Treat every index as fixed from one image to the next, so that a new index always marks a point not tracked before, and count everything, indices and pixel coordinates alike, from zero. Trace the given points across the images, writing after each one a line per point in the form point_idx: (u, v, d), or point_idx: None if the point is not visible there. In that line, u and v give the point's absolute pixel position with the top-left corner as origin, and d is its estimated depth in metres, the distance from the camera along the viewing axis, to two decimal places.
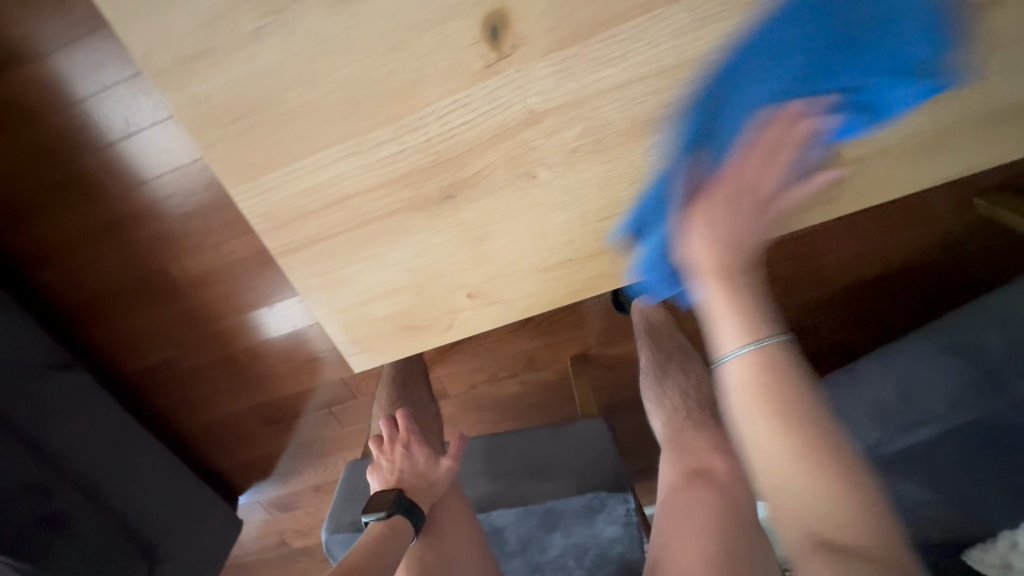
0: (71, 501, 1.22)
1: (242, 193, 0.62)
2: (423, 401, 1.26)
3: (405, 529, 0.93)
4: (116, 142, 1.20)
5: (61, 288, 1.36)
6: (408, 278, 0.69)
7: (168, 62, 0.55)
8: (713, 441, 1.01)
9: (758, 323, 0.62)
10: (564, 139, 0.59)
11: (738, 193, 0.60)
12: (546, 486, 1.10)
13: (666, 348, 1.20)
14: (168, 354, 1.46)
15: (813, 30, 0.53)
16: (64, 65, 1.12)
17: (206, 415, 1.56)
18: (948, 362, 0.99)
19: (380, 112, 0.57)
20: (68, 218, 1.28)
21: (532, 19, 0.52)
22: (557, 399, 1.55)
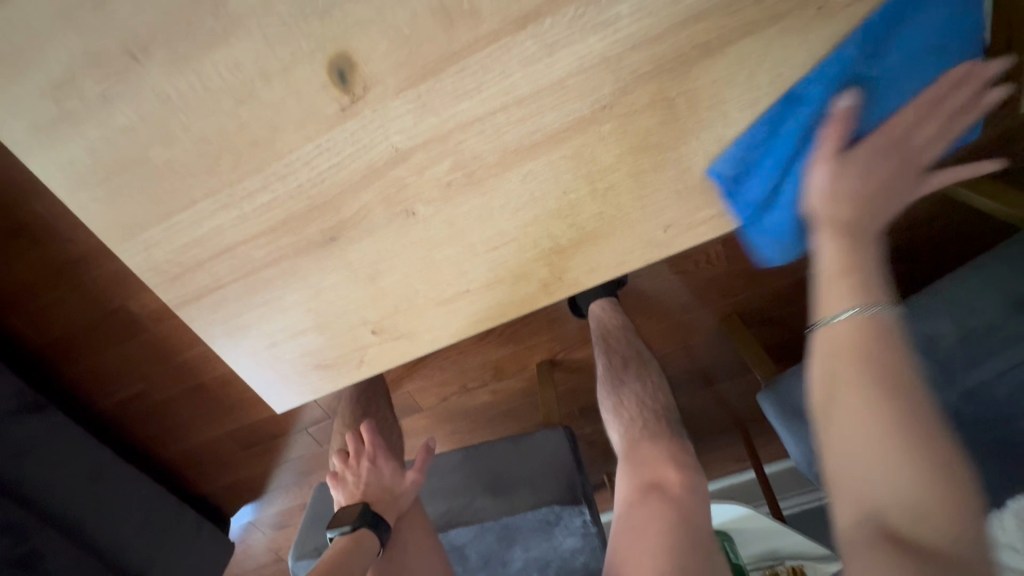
0: (50, 539, 1.22)
1: (127, 251, 0.62)
2: (387, 421, 1.24)
3: (370, 542, 0.90)
4: None
5: (30, 331, 1.39)
6: (309, 319, 0.68)
7: (23, 132, 0.54)
8: (672, 452, 0.96)
9: (874, 288, 0.56)
10: (434, 174, 0.57)
11: (883, 158, 0.57)
12: (505, 501, 1.07)
13: (623, 356, 1.16)
14: (140, 387, 1.48)
15: (669, 44, 0.51)
16: None
17: (188, 442, 1.59)
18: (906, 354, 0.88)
19: (244, 163, 0.56)
20: (23, 263, 1.30)
21: (377, 59, 0.51)
22: (529, 406, 1.54)
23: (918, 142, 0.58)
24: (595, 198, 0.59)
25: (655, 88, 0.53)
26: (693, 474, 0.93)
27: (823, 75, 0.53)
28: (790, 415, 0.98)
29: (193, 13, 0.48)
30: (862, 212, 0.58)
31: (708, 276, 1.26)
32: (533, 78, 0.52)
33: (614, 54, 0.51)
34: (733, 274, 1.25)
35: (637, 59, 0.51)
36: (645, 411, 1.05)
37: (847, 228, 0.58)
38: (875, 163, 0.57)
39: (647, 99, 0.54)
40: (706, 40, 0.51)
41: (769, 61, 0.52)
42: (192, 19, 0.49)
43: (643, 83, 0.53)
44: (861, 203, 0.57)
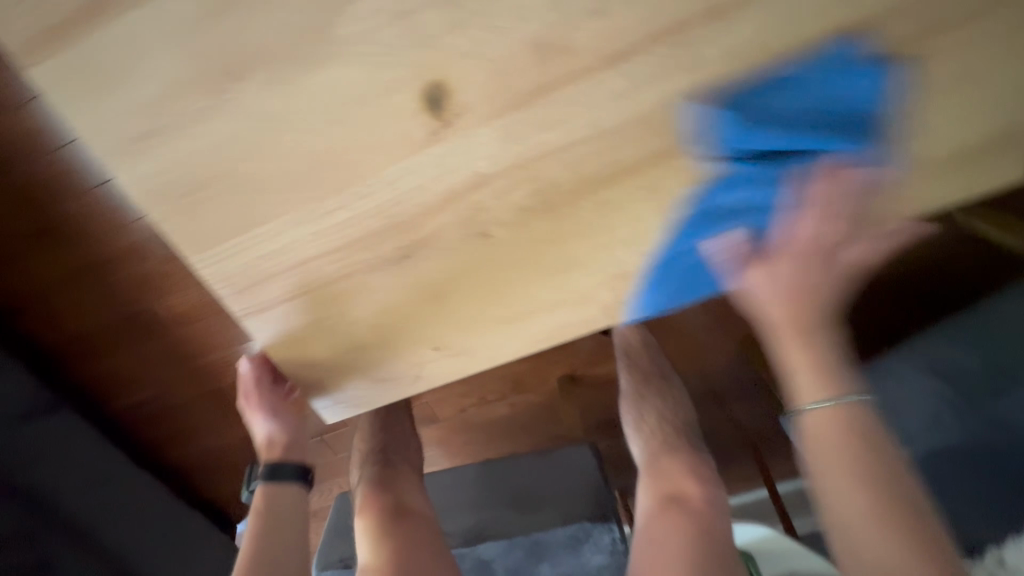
0: (69, 542, 1.18)
1: (201, 261, 0.63)
2: (405, 433, 1.09)
3: (291, 498, 0.81)
4: (93, 189, 1.20)
5: (52, 331, 1.38)
6: (372, 333, 0.70)
7: (113, 143, 0.55)
8: (694, 465, 0.92)
9: (841, 379, 0.64)
10: (512, 200, 0.59)
11: (795, 257, 0.64)
12: (531, 516, 1.09)
13: (643, 368, 1.11)
14: (158, 389, 1.47)
15: (751, 87, 0.53)
16: (38, 114, 1.11)
17: (199, 447, 1.56)
18: (922, 382, 0.91)
19: (328, 179, 0.58)
20: (49, 263, 1.29)
21: (471, 89, 0.53)
22: (547, 419, 1.54)
23: (813, 234, 0.64)
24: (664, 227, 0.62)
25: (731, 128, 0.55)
26: (714, 486, 0.89)
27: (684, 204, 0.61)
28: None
29: (300, 39, 0.50)
30: (801, 303, 0.65)
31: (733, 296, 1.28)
32: (619, 113, 0.54)
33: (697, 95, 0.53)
34: None
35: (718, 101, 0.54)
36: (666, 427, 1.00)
37: (798, 328, 0.65)
38: (790, 260, 0.64)
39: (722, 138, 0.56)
40: (785, 85, 0.53)
41: (838, 103, 0.54)
42: (299, 46, 0.50)
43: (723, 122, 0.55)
44: (799, 296, 0.65)
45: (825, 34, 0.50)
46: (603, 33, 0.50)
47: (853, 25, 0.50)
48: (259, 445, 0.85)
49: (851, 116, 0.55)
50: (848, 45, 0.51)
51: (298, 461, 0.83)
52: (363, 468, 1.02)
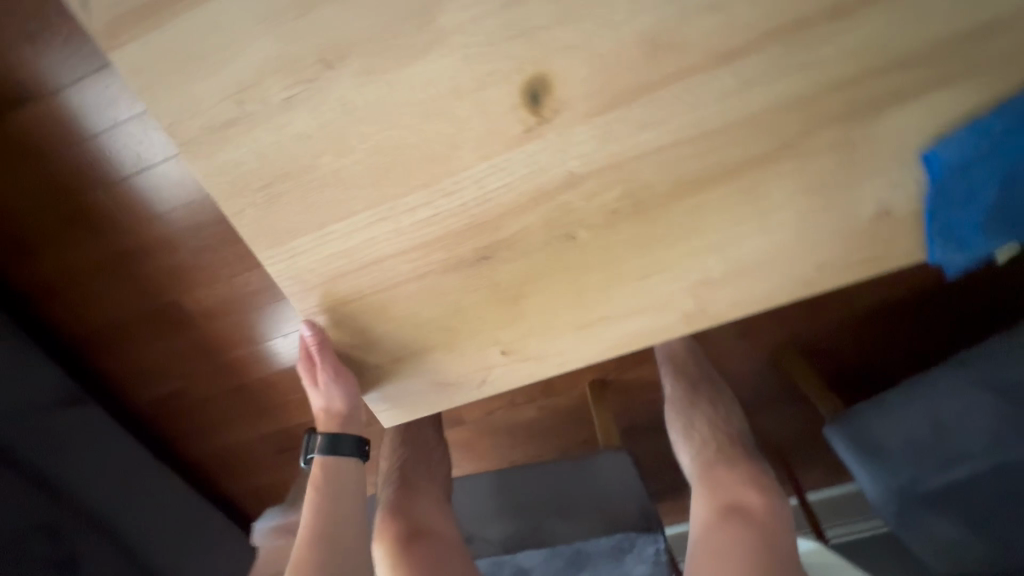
0: (86, 538, 1.11)
1: (271, 257, 0.60)
2: (429, 443, 1.06)
3: (347, 469, 0.74)
4: (127, 178, 1.17)
5: (77, 321, 1.35)
6: (438, 336, 0.67)
7: (195, 131, 0.53)
8: (752, 474, 0.88)
9: None
10: (602, 201, 0.57)
11: None
12: (569, 526, 1.07)
13: (689, 377, 1.09)
14: (181, 384, 1.44)
15: (867, 89, 0.51)
16: (76, 101, 1.08)
17: (219, 444, 1.53)
18: (979, 400, 0.85)
19: (412, 175, 0.55)
20: (77, 253, 1.26)
21: (573, 84, 0.50)
22: (577, 425, 1.51)
23: None
24: (757, 233, 0.59)
25: (841, 129, 0.53)
26: (775, 497, 0.85)
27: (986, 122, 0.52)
28: (863, 450, 0.90)
29: (400, 26, 0.48)
30: None
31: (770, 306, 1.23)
32: (725, 113, 0.52)
33: (809, 96, 0.51)
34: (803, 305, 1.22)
35: (831, 101, 0.51)
36: (719, 435, 0.97)
37: None
38: None
39: (830, 142, 0.53)
40: (903, 87, 0.50)
41: (960, 103, 0.51)
42: (398, 34, 0.48)
43: (834, 124, 0.52)
44: None
45: (950, 36, 0.48)
46: (720, 29, 0.48)
47: (981, 27, 0.48)
48: (316, 413, 0.73)
49: None
50: (972, 48, 0.49)
51: (357, 431, 0.74)
52: (384, 485, 0.98)
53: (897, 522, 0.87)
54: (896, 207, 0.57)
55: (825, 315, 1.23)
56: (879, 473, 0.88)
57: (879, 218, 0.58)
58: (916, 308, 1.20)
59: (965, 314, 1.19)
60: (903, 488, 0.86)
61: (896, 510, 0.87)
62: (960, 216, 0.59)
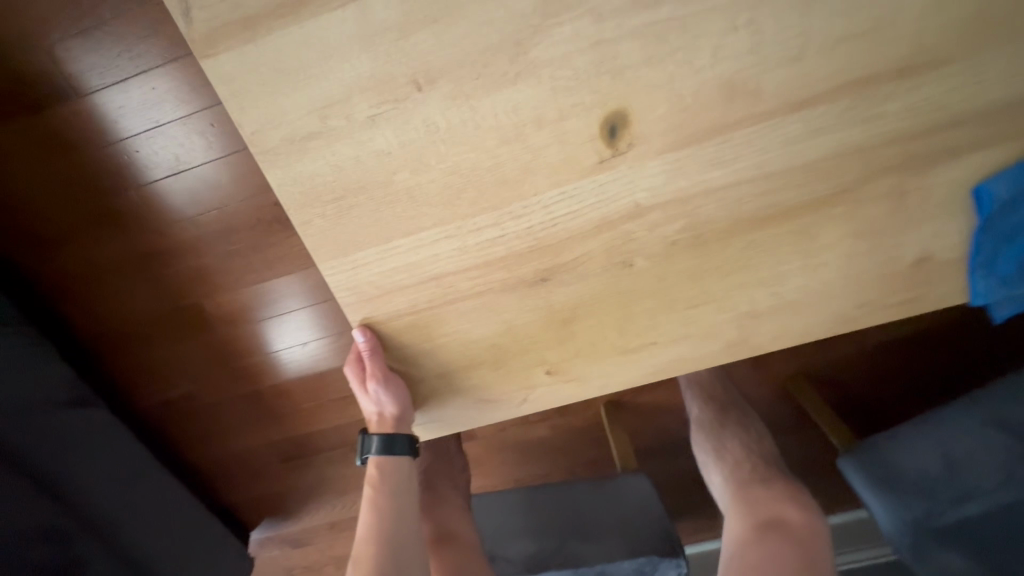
0: (88, 544, 1.00)
1: (331, 268, 0.61)
2: (450, 452, 1.10)
3: (402, 468, 0.73)
4: (161, 179, 1.17)
5: (90, 320, 1.32)
6: (486, 353, 0.67)
7: (278, 141, 0.54)
8: (789, 491, 0.90)
9: None
10: (663, 232, 0.59)
11: None
12: (594, 547, 1.06)
13: (720, 402, 1.14)
14: (190, 388, 1.41)
15: (922, 143, 0.54)
16: (120, 102, 1.09)
17: (224, 449, 1.49)
18: (995, 434, 0.80)
19: (484, 195, 0.56)
20: (100, 250, 1.24)
21: (650, 121, 0.53)
22: (585, 445, 1.51)
23: None
24: (805, 270, 0.62)
25: (894, 179, 0.56)
26: (813, 512, 0.86)
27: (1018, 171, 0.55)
28: (880, 482, 0.84)
29: (494, 55, 0.50)
30: None
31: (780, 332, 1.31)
32: (790, 157, 0.55)
33: (868, 146, 0.54)
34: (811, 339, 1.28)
35: (887, 153, 0.55)
36: (752, 457, 0.99)
37: None
38: None
39: (882, 190, 0.57)
40: (953, 144, 0.54)
41: (1002, 161, 0.55)
42: (490, 63, 0.50)
43: (887, 174, 0.56)
44: None
45: (1001, 102, 0.52)
46: (794, 80, 0.51)
47: None
48: (367, 415, 0.71)
49: None
50: (1020, 113, 0.53)
51: (412, 433, 0.72)
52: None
53: (910, 556, 0.80)
54: (935, 253, 0.61)
55: (836, 344, 1.28)
56: (896, 508, 0.81)
57: (920, 263, 0.61)
58: (913, 349, 1.26)
59: (962, 357, 1.25)
60: (919, 521, 0.79)
61: (910, 543, 0.80)
62: (997, 255, 0.61)
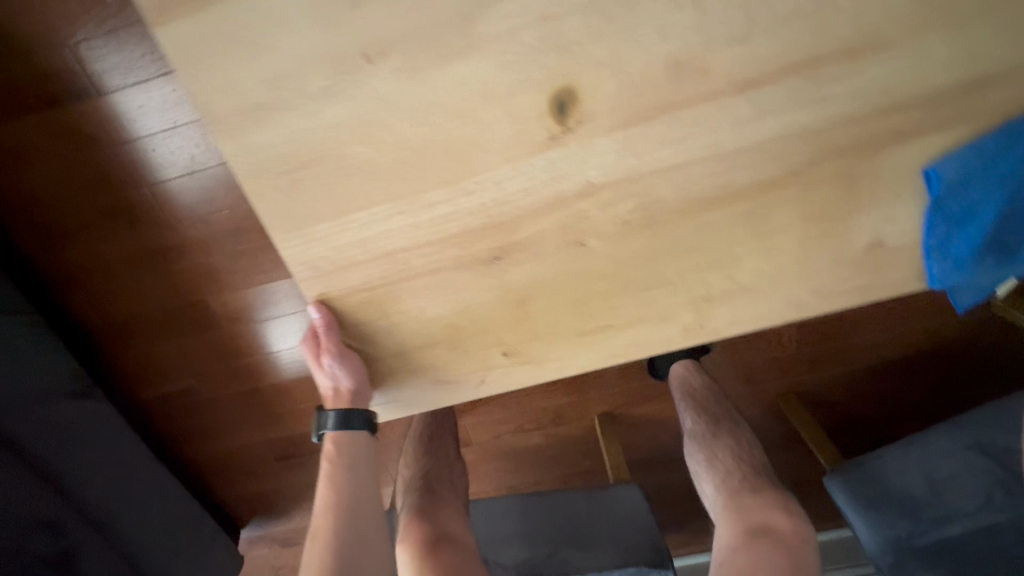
0: (86, 536, 0.98)
1: (286, 241, 0.61)
2: (449, 458, 1.06)
3: (357, 443, 0.73)
4: (174, 178, 1.10)
5: (98, 317, 1.25)
6: (443, 332, 0.67)
7: (229, 111, 0.54)
8: (778, 499, 0.87)
9: None
10: (616, 212, 0.59)
11: None
12: (586, 556, 1.02)
13: (711, 412, 1.08)
14: (190, 384, 1.34)
15: (869, 127, 0.55)
16: (132, 99, 1.02)
17: (219, 447, 1.44)
18: (977, 460, 0.90)
19: (435, 170, 0.57)
20: (111, 246, 1.17)
21: (599, 98, 0.53)
22: (576, 455, 1.44)
23: None
24: (760, 254, 0.62)
25: (842, 163, 0.56)
26: (799, 517, 0.85)
27: (961, 151, 0.56)
28: (866, 502, 0.92)
29: (442, 28, 0.50)
30: None
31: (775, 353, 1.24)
32: (738, 138, 0.55)
33: (817, 128, 0.55)
34: (802, 355, 1.24)
35: (836, 135, 0.55)
36: (743, 465, 0.96)
37: None
38: None
39: (832, 173, 0.57)
40: (901, 128, 0.55)
41: (948, 145, 0.56)
42: (439, 36, 0.51)
43: (837, 157, 0.56)
44: None
45: (947, 86, 0.53)
46: (739, 59, 0.52)
47: (975, 79, 0.53)
48: (323, 391, 0.70)
49: None
50: (966, 98, 0.53)
51: (367, 407, 0.71)
52: (407, 494, 0.98)
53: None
54: (888, 239, 0.61)
55: (827, 366, 1.25)
56: (880, 526, 0.90)
57: (873, 248, 0.62)
58: (897, 368, 1.26)
59: (939, 377, 1.27)
60: (899, 539, 0.89)
61: (892, 562, 0.88)
62: (953, 237, 0.60)
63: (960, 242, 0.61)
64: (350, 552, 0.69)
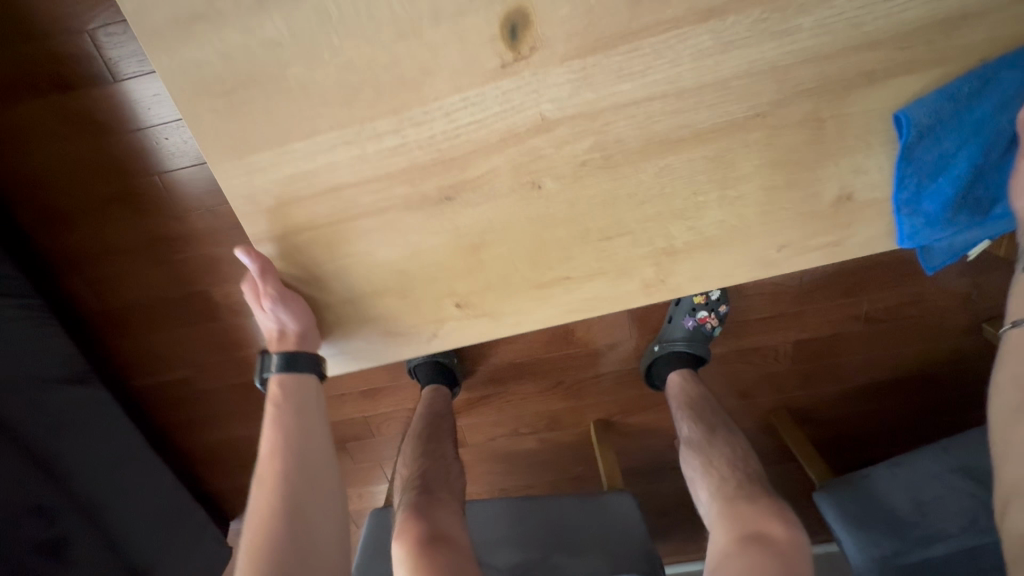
0: (81, 529, 0.83)
1: (226, 170, 0.57)
2: (446, 457, 0.88)
3: (304, 387, 0.69)
4: (186, 168, 0.92)
5: (98, 303, 1.03)
6: (392, 279, 0.64)
7: (161, 23, 0.51)
8: (773, 506, 0.71)
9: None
10: (572, 150, 0.56)
11: None
12: (579, 562, 0.86)
13: (708, 420, 0.95)
14: (187, 373, 1.11)
15: (838, 65, 0.52)
16: (140, 86, 0.86)
17: (212, 435, 1.18)
18: (962, 483, 0.79)
19: (380, 97, 0.54)
20: (114, 229, 0.97)
21: (552, 23, 0.51)
22: (570, 460, 1.29)
23: None
24: (723, 203, 0.59)
25: (809, 104, 0.54)
26: (796, 526, 0.68)
27: (926, 100, 0.52)
28: (853, 519, 0.81)
29: None
30: None
31: (771, 369, 1.14)
32: (699, 73, 0.52)
33: (783, 65, 0.52)
34: (793, 372, 1.13)
35: (802, 74, 0.52)
36: (738, 471, 0.81)
37: None
38: None
39: (798, 115, 0.54)
40: (870, 69, 0.52)
41: (918, 89, 0.53)
42: None
43: (803, 98, 0.53)
44: None
45: (919, 23, 0.50)
46: None
47: (949, 17, 0.50)
48: (268, 334, 0.67)
49: None
50: (937, 38, 0.51)
51: (315, 351, 0.67)
52: (402, 495, 0.81)
53: None
54: (857, 192, 0.58)
55: (820, 382, 1.15)
56: (864, 546, 0.78)
57: (841, 202, 0.59)
58: (893, 388, 1.16)
59: (935, 400, 1.17)
60: (884, 561, 0.77)
61: None
62: (924, 193, 0.57)
63: (931, 198, 0.58)
64: (294, 499, 0.64)
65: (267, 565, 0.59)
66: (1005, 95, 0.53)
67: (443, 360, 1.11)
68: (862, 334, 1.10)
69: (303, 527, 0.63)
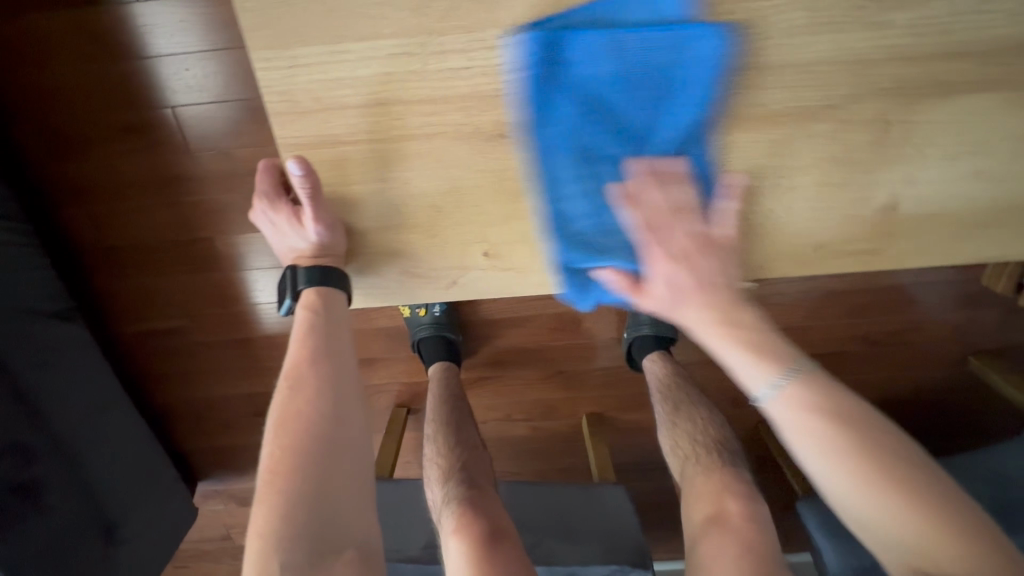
0: (53, 467, 0.87)
1: (266, 59, 0.52)
2: (474, 445, 0.89)
3: (333, 301, 0.62)
4: (192, 104, 0.93)
5: (93, 240, 1.05)
6: (424, 215, 0.59)
7: None
8: (722, 483, 0.75)
9: (786, 355, 0.58)
10: (641, 108, 0.55)
11: (700, 247, 0.58)
12: (572, 549, 0.95)
13: (673, 400, 0.97)
14: (173, 324, 1.14)
15: (917, 70, 0.53)
16: (156, 14, 0.88)
17: (194, 395, 1.22)
18: None
19: (556, 189, 0.58)
20: (117, 165, 0.98)
21: None
22: (557, 451, 1.34)
23: (672, 221, 0.58)
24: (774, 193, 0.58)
25: (880, 104, 0.54)
26: (741, 499, 0.71)
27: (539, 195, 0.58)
28: (838, 531, 0.85)
29: None
30: (722, 305, 0.59)
31: None
32: (784, 50, 0.53)
33: (865, 58, 0.53)
34: None
35: (881, 72, 0.53)
36: (698, 447, 0.85)
37: (727, 333, 0.58)
38: (696, 262, 0.58)
39: (864, 115, 0.55)
40: (945, 80, 0.54)
41: (981, 122, 0.55)
42: None
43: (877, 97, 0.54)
44: (717, 295, 0.59)
45: (993, 45, 0.52)
46: None
47: None
48: (292, 250, 0.62)
49: (577, 84, 0.54)
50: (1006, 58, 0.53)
51: (342, 268, 0.62)
52: (445, 487, 0.79)
53: None
54: (903, 204, 0.58)
55: None
56: (850, 556, 0.83)
57: (886, 212, 0.59)
58: None
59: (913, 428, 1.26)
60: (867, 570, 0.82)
61: None
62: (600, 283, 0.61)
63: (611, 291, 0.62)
64: (332, 410, 0.58)
65: (297, 480, 0.53)
66: (692, 93, 0.54)
67: (450, 337, 1.12)
68: (861, 355, 1.18)
69: (341, 441, 0.57)
